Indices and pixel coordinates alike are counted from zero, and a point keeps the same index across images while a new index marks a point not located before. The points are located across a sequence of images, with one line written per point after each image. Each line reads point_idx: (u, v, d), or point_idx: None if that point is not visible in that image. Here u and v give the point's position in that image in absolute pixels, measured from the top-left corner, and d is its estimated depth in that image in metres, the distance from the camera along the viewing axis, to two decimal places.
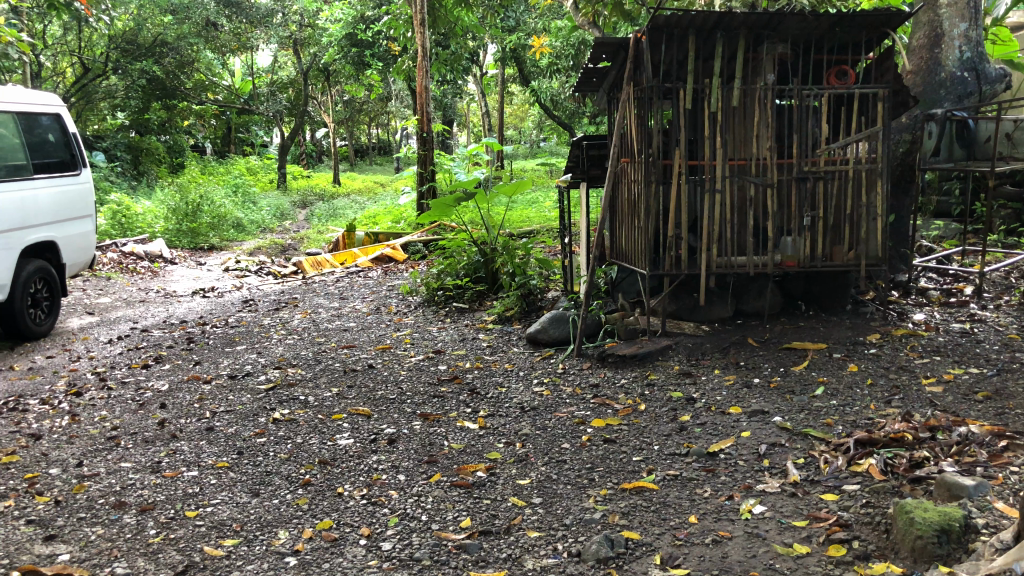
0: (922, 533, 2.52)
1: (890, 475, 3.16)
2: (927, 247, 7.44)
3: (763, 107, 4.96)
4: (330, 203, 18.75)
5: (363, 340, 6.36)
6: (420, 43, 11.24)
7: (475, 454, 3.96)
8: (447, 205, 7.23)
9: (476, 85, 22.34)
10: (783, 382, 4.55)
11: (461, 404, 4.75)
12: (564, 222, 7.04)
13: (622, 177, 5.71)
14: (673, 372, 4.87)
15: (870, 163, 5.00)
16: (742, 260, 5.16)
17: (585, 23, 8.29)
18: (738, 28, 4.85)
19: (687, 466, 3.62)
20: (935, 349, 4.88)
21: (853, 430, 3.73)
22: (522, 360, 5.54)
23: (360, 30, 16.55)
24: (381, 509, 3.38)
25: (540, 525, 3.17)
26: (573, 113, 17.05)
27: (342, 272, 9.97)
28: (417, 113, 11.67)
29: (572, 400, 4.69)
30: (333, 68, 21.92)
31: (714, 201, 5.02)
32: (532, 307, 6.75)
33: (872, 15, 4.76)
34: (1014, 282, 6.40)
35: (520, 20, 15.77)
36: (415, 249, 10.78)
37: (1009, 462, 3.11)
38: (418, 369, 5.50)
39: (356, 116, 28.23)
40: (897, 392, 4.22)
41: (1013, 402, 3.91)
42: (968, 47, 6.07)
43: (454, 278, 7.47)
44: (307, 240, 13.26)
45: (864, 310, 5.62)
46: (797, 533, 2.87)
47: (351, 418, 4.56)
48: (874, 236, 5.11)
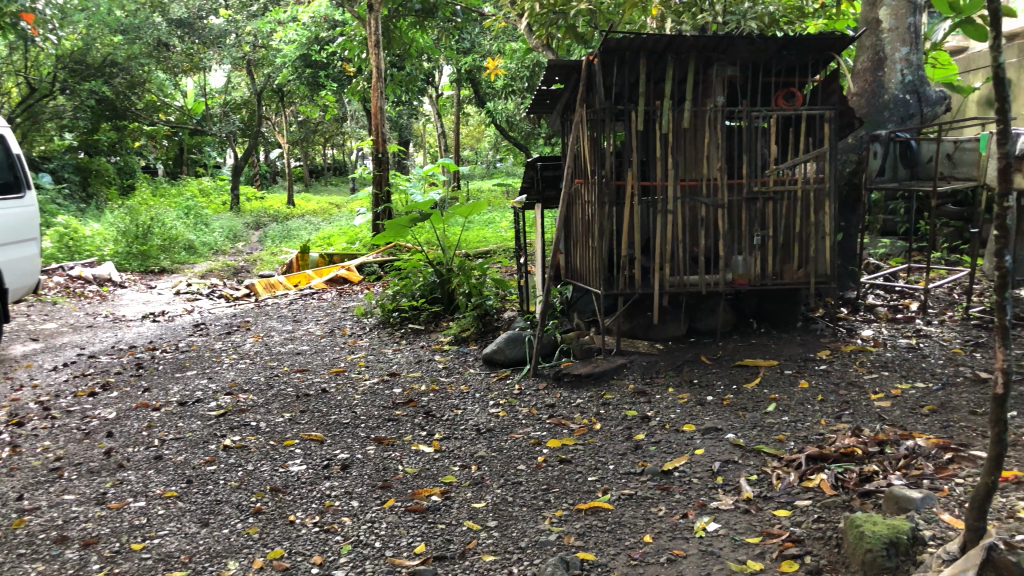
0: (871, 546, 2.55)
1: (841, 489, 3.21)
2: (874, 264, 7.61)
3: (714, 129, 5.04)
4: (285, 224, 18.59)
5: (317, 364, 6.29)
6: (374, 64, 11.19)
7: (430, 478, 3.92)
8: (403, 226, 7.20)
9: (432, 107, 22.40)
10: (736, 399, 4.59)
11: (416, 427, 4.72)
12: (520, 242, 7.07)
13: (576, 198, 5.76)
14: (629, 391, 4.89)
15: (818, 184, 5.11)
16: (694, 279, 5.22)
17: (539, 45, 8.35)
18: (689, 51, 4.93)
19: (642, 485, 3.63)
20: (883, 364, 4.98)
21: (804, 445, 3.78)
22: (478, 381, 5.53)
23: (314, 50, 16.45)
24: (334, 536, 3.33)
25: (495, 548, 3.15)
26: (529, 134, 17.20)
27: (296, 294, 9.87)
28: (372, 133, 11.63)
29: (528, 421, 4.68)
30: (287, 89, 21.77)
31: (666, 222, 5.09)
32: (489, 327, 6.76)
33: (818, 39, 4.87)
34: (958, 297, 6.56)
35: (475, 42, 15.71)
36: (370, 269, 10.74)
37: (955, 474, 3.18)
38: (373, 393, 5.44)
39: (312, 137, 28.05)
40: (847, 407, 4.29)
41: (957, 415, 4.00)
42: (909, 71, 6.27)
43: (410, 298, 7.44)
44: (260, 262, 13.10)
45: (814, 327, 5.71)
46: (751, 549, 2.90)
47: (303, 443, 4.49)
48: (823, 254, 5.21)
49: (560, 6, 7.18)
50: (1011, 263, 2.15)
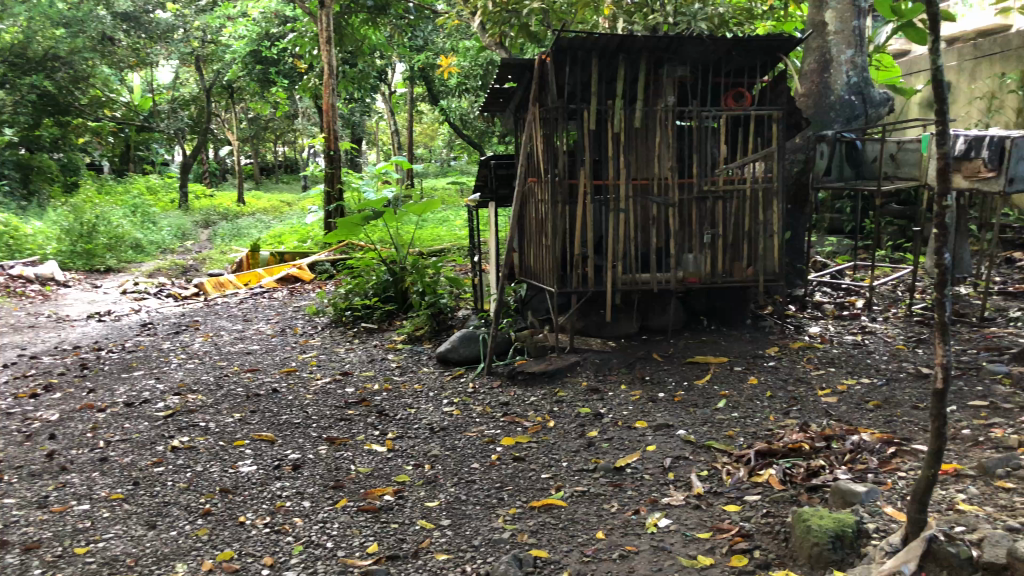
0: (818, 540, 2.60)
1: (789, 485, 3.27)
2: (821, 262, 7.77)
3: (664, 129, 5.09)
4: (234, 222, 18.29)
5: (267, 363, 6.22)
6: (326, 61, 11.06)
7: (383, 478, 3.90)
8: (356, 224, 7.14)
9: (385, 105, 22.26)
10: (687, 396, 4.64)
11: (369, 427, 4.69)
12: (474, 241, 7.05)
13: (530, 197, 5.77)
14: (582, 389, 4.91)
15: (766, 183, 5.19)
16: (646, 277, 5.27)
17: (492, 44, 8.33)
18: (640, 51, 4.97)
19: (594, 481, 3.65)
20: (830, 361, 5.08)
21: (754, 441, 3.84)
22: (432, 380, 5.51)
23: (265, 46, 16.21)
24: (284, 537, 3.29)
25: (448, 547, 3.14)
26: (483, 133, 17.19)
27: (246, 293, 9.73)
28: (324, 131, 11.50)
29: (482, 419, 4.68)
30: (237, 85, 21.39)
31: (618, 220, 5.12)
32: (443, 326, 6.74)
33: (766, 40, 4.95)
34: (902, 295, 6.72)
35: (428, 39, 15.60)
36: (322, 268, 10.65)
37: (898, 467, 3.26)
38: (325, 392, 5.39)
39: (263, 134, 27.66)
40: (795, 404, 4.37)
41: (900, 410, 4.10)
42: (854, 73, 6.41)
43: (362, 297, 7.39)
44: (209, 260, 12.88)
45: (763, 324, 5.81)
46: (701, 544, 2.93)
47: (254, 444, 4.43)
48: (771, 253, 5.30)
49: (513, 4, 7.18)
50: (949, 260, 2.22)
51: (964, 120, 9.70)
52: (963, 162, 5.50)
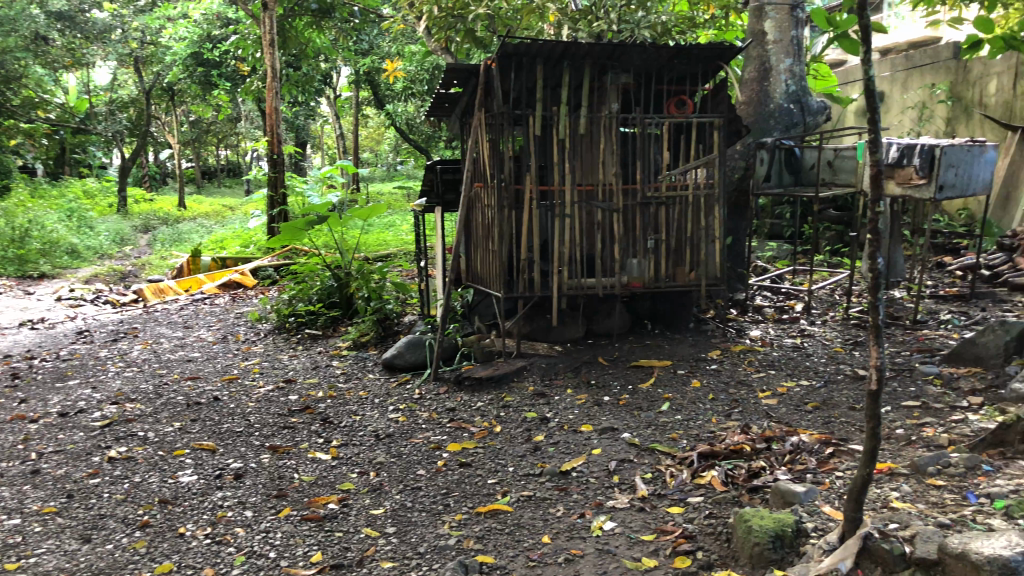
0: (758, 540, 2.64)
1: (731, 486, 3.33)
2: (761, 267, 7.92)
3: (609, 135, 5.14)
4: (175, 227, 17.90)
5: (208, 371, 6.10)
6: (269, 63, 10.90)
7: (327, 486, 3.86)
8: (299, 229, 7.06)
9: (330, 108, 22.02)
10: (632, 399, 4.70)
11: (312, 435, 4.63)
12: (421, 246, 7.02)
13: (475, 201, 5.77)
14: (528, 393, 4.93)
15: (708, 189, 5.29)
16: (591, 281, 5.31)
17: (438, 48, 8.31)
18: (584, 57, 5.01)
19: (540, 485, 3.67)
20: (770, 363, 5.18)
21: (696, 443, 3.90)
22: (378, 386, 5.47)
23: (206, 49, 15.94)
24: (226, 548, 3.23)
25: (393, 555, 3.12)
26: (430, 138, 17.12)
27: (187, 299, 9.55)
28: (268, 134, 11.33)
29: (429, 425, 4.66)
30: (178, 87, 20.96)
31: (564, 225, 5.15)
32: (389, 332, 6.70)
33: (707, 49, 5.03)
34: (839, 298, 6.90)
35: (373, 43, 15.46)
36: (265, 273, 10.52)
37: (835, 467, 3.34)
38: (268, 400, 5.31)
39: (205, 138, 27.15)
40: (736, 406, 4.44)
41: (838, 411, 4.20)
42: (793, 81, 6.57)
43: (306, 303, 7.31)
44: (149, 266, 12.58)
45: (705, 327, 5.91)
46: (645, 546, 2.96)
47: (194, 453, 4.35)
48: (713, 258, 5.39)
49: (459, 10, 7.17)
50: (882, 266, 2.27)
51: (897, 128, 9.99)
52: (896, 169, 5.69)
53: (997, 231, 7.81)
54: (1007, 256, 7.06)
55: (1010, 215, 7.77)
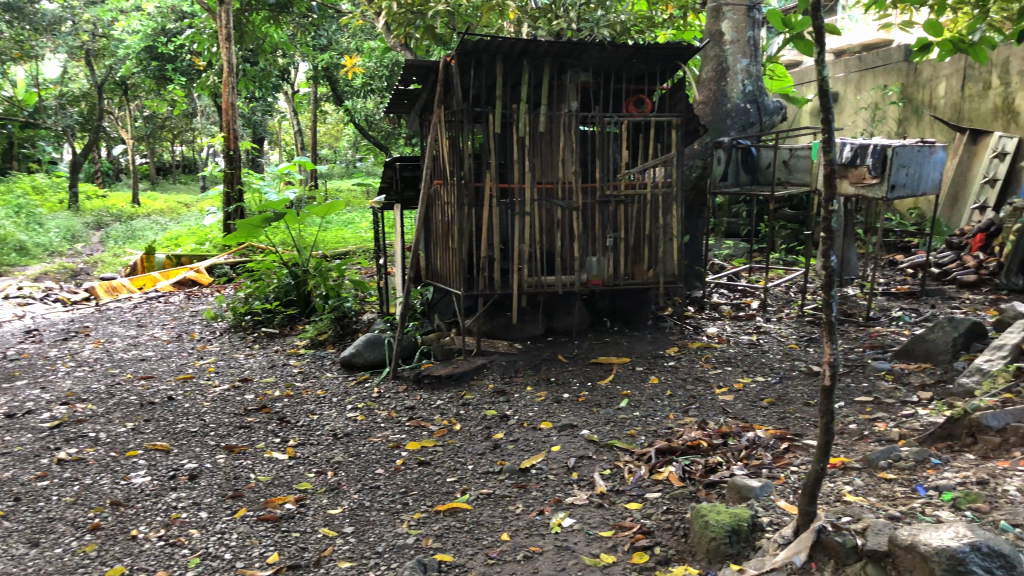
0: (715, 534, 2.67)
1: (688, 481, 3.36)
2: (718, 265, 8.01)
3: (568, 133, 5.15)
4: (128, 223, 17.54)
5: (162, 370, 6.00)
6: (225, 58, 10.73)
7: (284, 486, 3.82)
8: (256, 226, 6.97)
9: (288, 104, 21.74)
10: (591, 396, 4.72)
11: (269, 434, 4.57)
12: (380, 243, 6.97)
13: (435, 199, 5.74)
14: (488, 391, 4.93)
15: (666, 188, 5.33)
16: (551, 279, 5.33)
17: (397, 44, 8.25)
18: (544, 56, 5.00)
19: (499, 483, 3.67)
20: (727, 360, 5.25)
21: (654, 439, 3.93)
22: (336, 385, 5.43)
23: (161, 42, 15.66)
24: (180, 550, 3.18)
25: (351, 555, 3.10)
26: (389, 134, 17.00)
27: (140, 298, 9.37)
28: (224, 129, 11.16)
29: (387, 424, 4.64)
30: (131, 81, 20.54)
31: (524, 223, 5.16)
32: (347, 330, 6.65)
33: (666, 48, 5.06)
34: (794, 296, 7.00)
35: (332, 39, 15.31)
36: (221, 271, 10.39)
37: (790, 462, 3.39)
38: (224, 399, 5.23)
39: (160, 134, 26.67)
40: (693, 402, 4.49)
41: (793, 407, 4.27)
42: (749, 81, 6.66)
43: (263, 301, 7.22)
44: (101, 264, 12.31)
45: (664, 324, 5.97)
46: (604, 542, 2.98)
47: (147, 454, 4.27)
48: (671, 256, 5.43)
49: (418, 6, 7.12)
50: (835, 263, 2.31)
51: (850, 128, 10.17)
52: (850, 169, 5.80)
53: (947, 230, 8.00)
54: (956, 253, 7.23)
55: (958, 214, 7.96)
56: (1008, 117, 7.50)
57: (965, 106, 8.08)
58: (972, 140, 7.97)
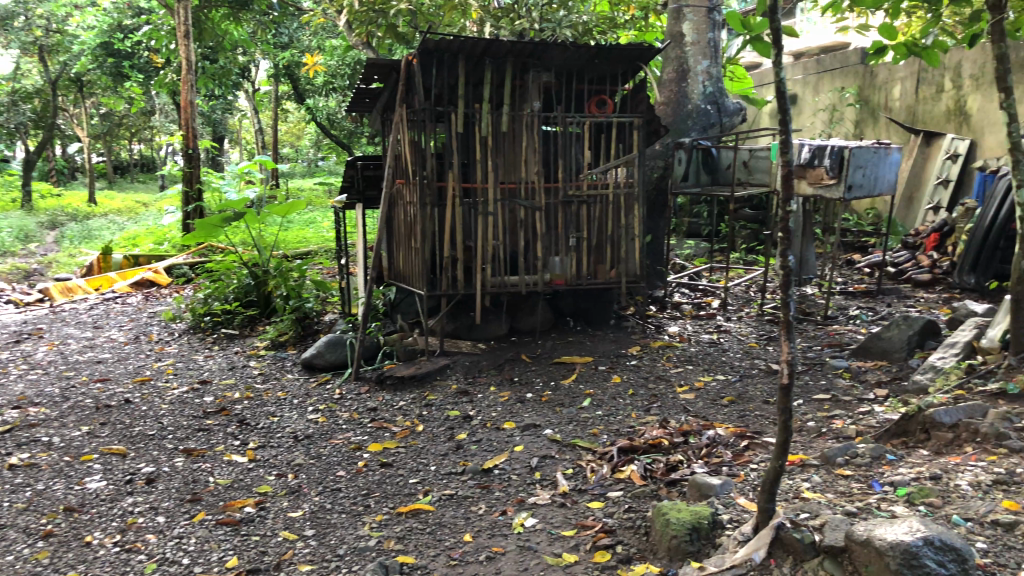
0: (676, 532, 2.69)
1: (649, 480, 3.38)
2: (680, 264, 8.07)
3: (531, 133, 5.15)
4: (84, 223, 17.19)
5: (119, 373, 5.89)
6: (184, 55, 10.58)
7: (243, 489, 3.77)
8: (215, 226, 6.87)
9: (249, 103, 21.49)
10: (554, 395, 4.73)
11: (228, 437, 4.52)
12: (342, 243, 6.91)
13: (397, 199, 5.71)
14: (451, 392, 4.91)
15: (627, 188, 5.36)
16: (514, 279, 5.33)
17: (359, 42, 8.15)
18: (506, 56, 5.00)
19: (462, 484, 3.66)
20: (688, 359, 5.29)
21: (616, 438, 3.95)
22: (297, 387, 5.37)
23: (118, 38, 15.40)
24: (136, 556, 3.12)
25: (312, 558, 3.07)
26: (351, 133, 16.88)
27: (97, 299, 9.20)
28: (183, 127, 11.00)
29: (349, 425, 4.60)
30: (87, 78, 20.15)
31: (487, 223, 5.15)
32: (308, 331, 6.60)
33: (627, 49, 5.09)
34: (753, 295, 7.08)
35: (293, 37, 15.19)
36: (180, 272, 10.24)
37: (750, 460, 3.43)
38: (182, 402, 5.16)
39: (118, 133, 26.21)
40: (655, 400, 4.52)
41: (752, 405, 4.31)
42: (710, 83, 6.72)
43: (222, 302, 7.13)
44: (56, 264, 12.05)
45: (626, 324, 6.00)
46: (566, 542, 2.98)
47: (103, 458, 4.19)
48: (633, 255, 5.47)
49: (380, 4, 7.03)
50: (793, 263, 2.34)
51: (808, 129, 10.32)
52: (808, 170, 5.85)
53: (902, 230, 8.15)
54: (911, 253, 7.37)
55: (913, 215, 8.11)
56: (961, 119, 7.67)
57: (919, 109, 8.25)
58: (926, 142, 8.12)
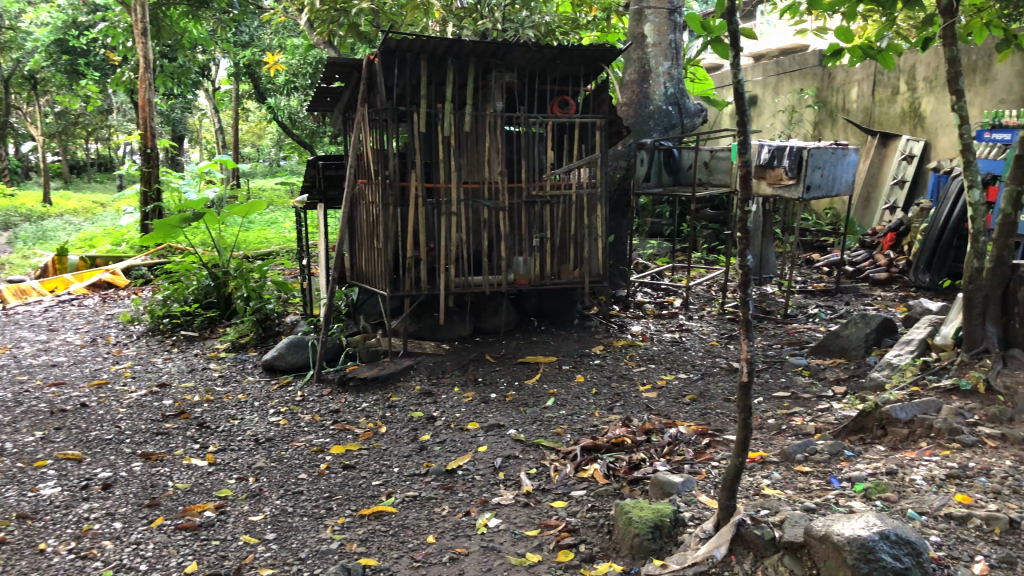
0: (638, 530, 2.70)
1: (612, 478, 3.40)
2: (642, 264, 8.13)
3: (494, 134, 5.15)
4: (38, 224, 16.83)
5: (75, 376, 5.77)
6: (141, 53, 10.40)
7: (203, 493, 3.72)
8: (174, 226, 6.75)
9: (208, 101, 21.20)
10: (518, 395, 4.73)
11: (188, 440, 4.45)
12: (303, 244, 6.86)
13: (359, 199, 5.67)
14: (415, 392, 4.89)
15: (590, 188, 5.39)
16: (477, 279, 5.32)
17: (320, 41, 8.10)
18: (468, 56, 4.98)
19: (426, 485, 3.65)
20: (650, 357, 5.33)
21: (580, 437, 3.97)
22: (258, 389, 5.31)
23: (72, 35, 15.13)
24: (92, 563, 3.06)
25: (273, 562, 3.04)
26: (313, 133, 16.73)
27: (51, 301, 9.00)
28: (140, 126, 10.81)
29: (311, 428, 4.56)
30: (40, 76, 19.73)
31: (450, 223, 5.13)
32: (269, 333, 6.53)
33: (590, 50, 5.10)
34: (715, 294, 7.15)
35: (253, 36, 15.03)
36: (138, 273, 10.09)
37: (711, 458, 3.46)
38: (140, 405, 5.07)
39: (74, 132, 25.73)
40: (618, 400, 4.54)
41: (714, 403, 4.36)
42: (671, 84, 6.78)
43: (182, 303, 7.06)
44: (9, 265, 11.78)
45: (590, 323, 6.04)
46: (530, 542, 2.99)
47: (57, 464, 4.11)
48: (596, 255, 5.50)
49: (342, 3, 7.00)
50: (752, 262, 2.36)
51: (768, 130, 10.46)
52: (767, 170, 5.92)
53: (860, 230, 8.30)
54: (868, 252, 7.50)
55: (870, 215, 8.25)
56: (915, 121, 7.82)
57: (875, 110, 8.39)
58: (882, 143, 8.25)
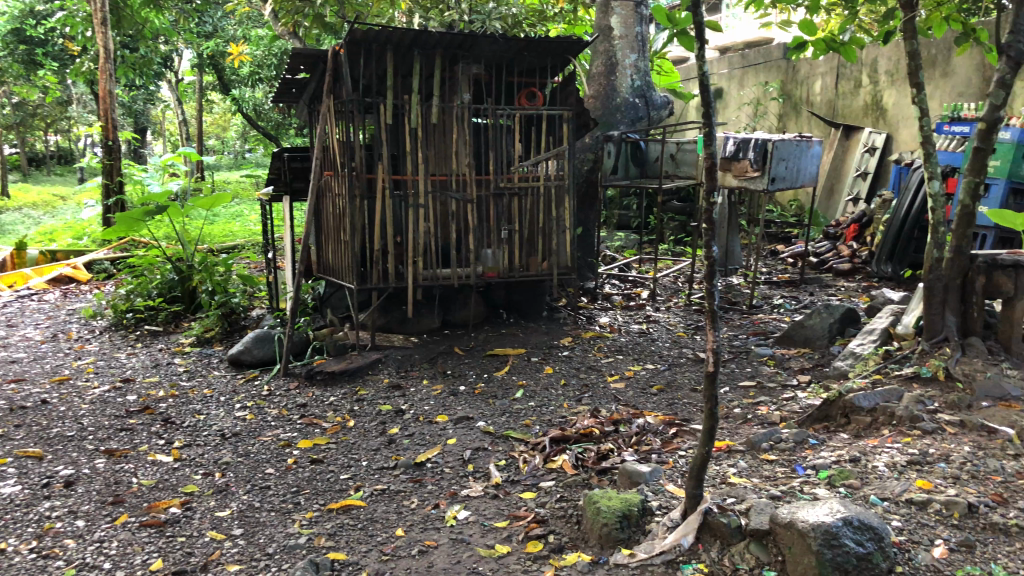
0: (607, 520, 2.71)
1: (581, 469, 3.41)
2: (610, 256, 8.16)
3: (461, 126, 5.13)
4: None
5: (35, 373, 5.67)
6: (101, 43, 10.21)
7: (168, 490, 3.67)
8: (136, 219, 6.65)
9: (171, 92, 20.85)
10: (487, 388, 4.73)
11: (152, 436, 4.40)
12: (269, 237, 6.80)
13: (325, 190, 5.63)
14: (383, 386, 4.87)
15: (558, 180, 5.40)
16: (446, 272, 5.31)
17: (285, 32, 8.01)
18: (435, 47, 4.95)
19: (395, 478, 3.64)
20: (618, 349, 5.36)
21: (548, 429, 3.98)
22: (223, 384, 5.26)
23: (29, 25, 14.82)
24: (53, 562, 3.01)
25: (240, 557, 3.01)
26: (279, 124, 16.54)
27: (10, 296, 8.83)
28: (101, 118, 10.62)
29: (278, 422, 4.53)
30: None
31: (417, 215, 5.11)
32: (235, 327, 6.47)
33: (557, 42, 5.09)
34: (682, 285, 7.21)
35: (217, 26, 14.82)
36: (100, 267, 9.93)
37: (678, 447, 3.49)
38: (103, 401, 5.00)
39: (33, 124, 25.20)
40: (586, 390, 4.56)
41: (681, 393, 4.40)
42: (637, 76, 6.80)
43: (145, 298, 6.91)
44: None
45: (558, 315, 6.06)
46: (499, 533, 2.99)
47: (17, 462, 4.03)
48: (564, 247, 5.50)
49: None
50: (717, 253, 2.38)
51: (734, 123, 10.54)
52: (733, 162, 5.97)
53: (824, 221, 8.39)
54: (832, 243, 7.59)
55: (834, 206, 8.35)
56: (877, 114, 7.92)
57: (838, 103, 8.49)
58: (845, 135, 8.35)
